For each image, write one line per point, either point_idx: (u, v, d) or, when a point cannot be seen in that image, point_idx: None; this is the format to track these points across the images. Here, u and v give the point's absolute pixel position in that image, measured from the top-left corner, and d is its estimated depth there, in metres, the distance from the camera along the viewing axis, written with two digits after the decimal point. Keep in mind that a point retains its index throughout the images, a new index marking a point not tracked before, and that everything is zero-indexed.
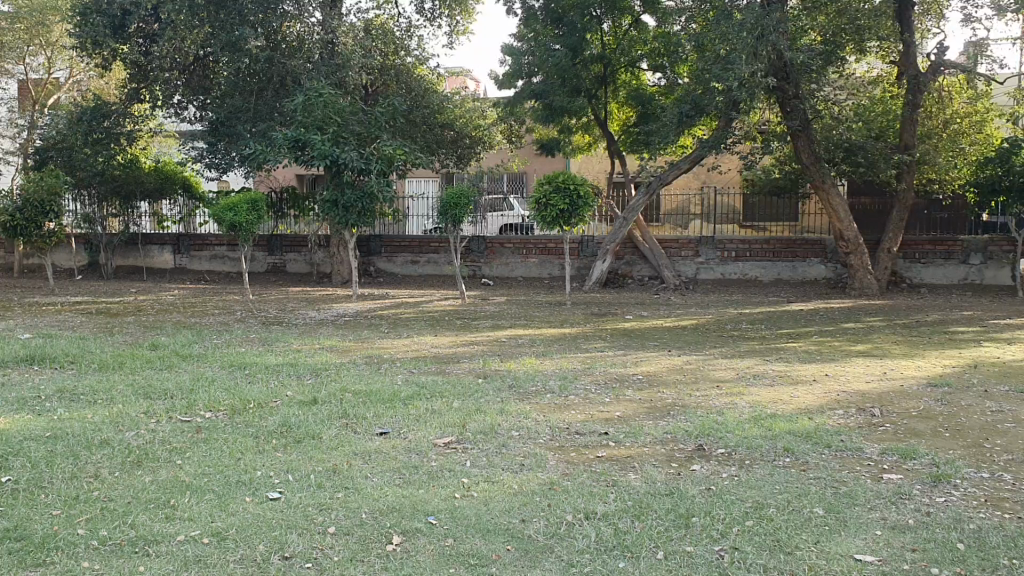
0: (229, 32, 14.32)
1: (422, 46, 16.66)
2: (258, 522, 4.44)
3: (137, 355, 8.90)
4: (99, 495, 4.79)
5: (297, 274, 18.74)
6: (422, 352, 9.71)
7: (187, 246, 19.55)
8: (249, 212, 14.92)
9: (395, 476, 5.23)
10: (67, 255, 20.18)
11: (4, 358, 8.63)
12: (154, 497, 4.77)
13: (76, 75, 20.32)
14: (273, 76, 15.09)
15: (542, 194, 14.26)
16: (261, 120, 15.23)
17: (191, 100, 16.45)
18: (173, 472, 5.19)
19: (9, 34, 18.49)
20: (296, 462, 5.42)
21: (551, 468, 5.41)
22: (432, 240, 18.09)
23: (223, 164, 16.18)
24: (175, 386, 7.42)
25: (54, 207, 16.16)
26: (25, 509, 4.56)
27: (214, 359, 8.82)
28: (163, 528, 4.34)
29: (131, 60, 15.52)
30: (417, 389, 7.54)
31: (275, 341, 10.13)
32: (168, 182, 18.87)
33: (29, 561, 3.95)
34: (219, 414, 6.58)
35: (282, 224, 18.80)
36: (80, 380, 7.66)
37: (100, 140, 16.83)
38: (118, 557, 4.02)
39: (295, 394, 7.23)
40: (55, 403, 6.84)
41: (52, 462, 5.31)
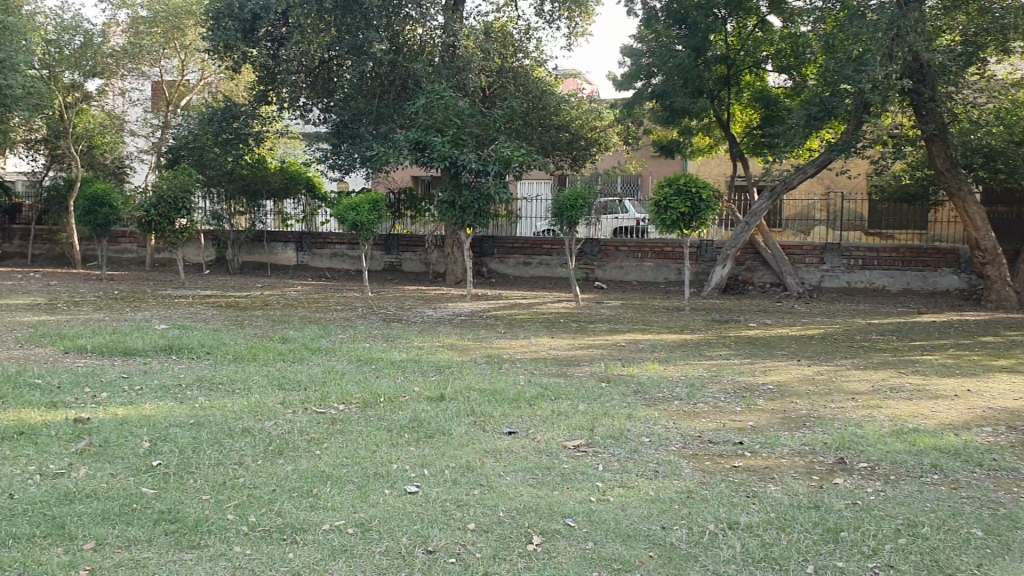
0: (355, 36, 14.58)
1: (541, 48, 16.65)
2: (399, 515, 4.48)
3: (269, 347, 9.14)
4: (245, 482, 4.91)
5: (412, 273, 19.04)
6: (542, 353, 9.69)
7: (308, 244, 20.08)
8: (370, 212, 15.13)
9: (529, 476, 5.20)
10: (197, 250, 21.00)
11: (145, 346, 9.00)
12: (297, 485, 4.87)
13: (207, 77, 21.25)
14: (395, 80, 15.27)
15: (662, 196, 14.03)
16: (383, 122, 15.45)
17: (316, 102, 16.76)
18: (312, 462, 5.29)
19: (147, 38, 19.45)
20: (430, 457, 5.45)
21: (688, 476, 5.30)
22: (546, 241, 18.11)
23: (346, 165, 16.30)
24: (309, 378, 7.61)
25: (186, 204, 16.80)
26: (177, 492, 4.71)
27: (342, 353, 9.01)
28: (308, 517, 4.41)
29: (260, 64, 16.02)
30: (541, 390, 7.52)
31: (398, 338, 10.29)
32: (293, 182, 19.41)
33: (184, 543, 4.07)
34: (352, 407, 6.70)
35: (399, 224, 19.20)
36: (217, 370, 7.94)
37: (229, 140, 17.46)
38: (266, 543, 4.11)
39: (422, 390, 7.30)
40: (196, 391, 7.09)
41: (198, 448, 5.49)
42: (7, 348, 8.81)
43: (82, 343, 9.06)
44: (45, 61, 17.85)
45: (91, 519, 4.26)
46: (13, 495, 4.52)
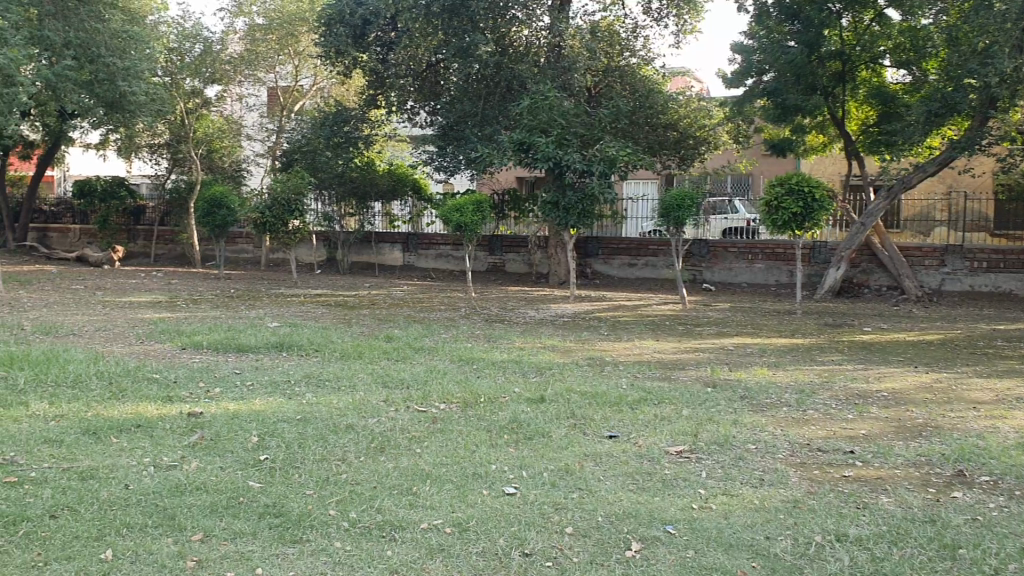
0: (462, 39, 14.75)
1: (648, 46, 16.45)
2: (497, 516, 4.47)
3: (374, 346, 9.32)
4: (348, 478, 5.00)
5: (516, 274, 19.11)
6: (646, 357, 9.55)
7: (414, 244, 20.36)
8: (474, 213, 15.24)
9: (629, 481, 5.12)
10: (309, 251, 21.56)
11: (257, 343, 9.29)
12: (398, 483, 4.92)
13: (320, 82, 21.83)
14: (500, 82, 15.34)
15: (773, 196, 13.70)
16: (488, 124, 15.54)
17: (423, 105, 16.98)
18: (413, 460, 5.35)
19: (263, 45, 20.19)
20: (529, 459, 5.44)
21: (794, 485, 5.12)
22: (651, 243, 17.89)
23: (452, 167, 16.52)
24: (411, 376, 7.71)
25: (298, 206, 17.28)
26: (283, 487, 4.83)
27: (444, 352, 9.10)
28: (407, 514, 4.45)
29: (370, 68, 16.35)
30: (644, 394, 7.41)
31: (500, 339, 10.33)
32: (400, 185, 19.78)
33: (287, 537, 4.16)
34: (452, 406, 6.75)
35: (503, 225, 19.28)
36: (325, 367, 8.12)
37: (340, 144, 17.90)
38: (366, 540, 4.16)
39: (522, 391, 7.30)
40: (304, 388, 7.27)
41: (304, 443, 5.62)
42: (129, 344, 9.23)
43: (198, 339, 9.42)
44: (167, 68, 18.78)
45: (199, 512, 4.41)
46: (129, 485, 4.72)
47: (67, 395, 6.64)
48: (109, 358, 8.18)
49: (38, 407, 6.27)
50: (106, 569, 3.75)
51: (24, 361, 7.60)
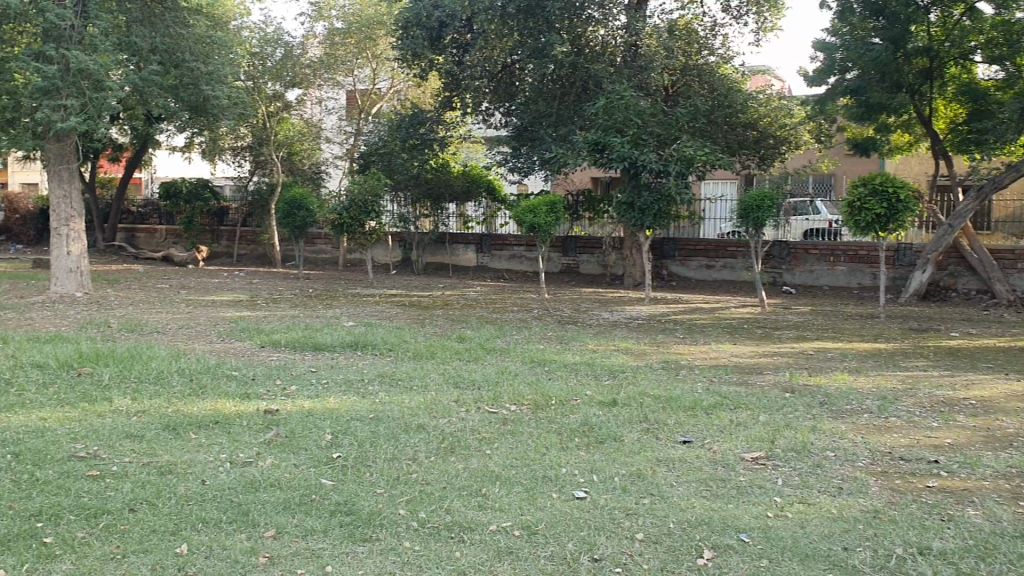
0: (537, 39, 14.74)
1: (727, 44, 16.18)
2: (567, 520, 4.43)
3: (446, 346, 9.36)
4: (418, 478, 5.01)
5: (590, 275, 19.02)
6: (721, 361, 9.37)
7: (488, 245, 20.42)
8: (548, 214, 15.20)
9: (702, 487, 5.02)
10: (385, 252, 21.81)
11: (332, 342, 9.42)
12: (467, 485, 4.92)
13: (397, 84, 21.97)
14: (576, 82, 15.26)
15: (856, 196, 13.34)
16: (563, 124, 15.47)
17: (498, 106, 17.00)
18: (483, 461, 5.34)
19: (341, 49, 20.39)
20: (601, 463, 5.38)
21: (875, 495, 4.95)
22: (729, 244, 17.60)
23: (525, 168, 16.56)
24: (483, 377, 7.71)
25: (375, 207, 17.48)
26: (354, 485, 4.86)
27: (517, 353, 9.09)
28: (476, 516, 4.44)
29: (446, 70, 16.46)
30: (719, 398, 7.27)
31: (572, 340, 10.27)
32: (474, 186, 19.88)
33: (357, 535, 4.19)
34: (523, 408, 6.73)
35: (578, 226, 19.21)
36: (398, 366, 8.19)
37: (416, 145, 18.10)
38: (435, 540, 4.16)
39: (595, 394, 7.24)
40: (377, 386, 7.34)
41: (375, 442, 5.66)
42: (209, 342, 9.45)
43: (276, 338, 9.60)
44: (250, 73, 19.45)
45: (272, 508, 4.47)
46: (205, 481, 4.81)
47: (149, 392, 6.82)
48: (190, 355, 8.38)
49: (121, 403, 6.45)
50: (182, 562, 3.82)
51: (109, 357, 7.84)
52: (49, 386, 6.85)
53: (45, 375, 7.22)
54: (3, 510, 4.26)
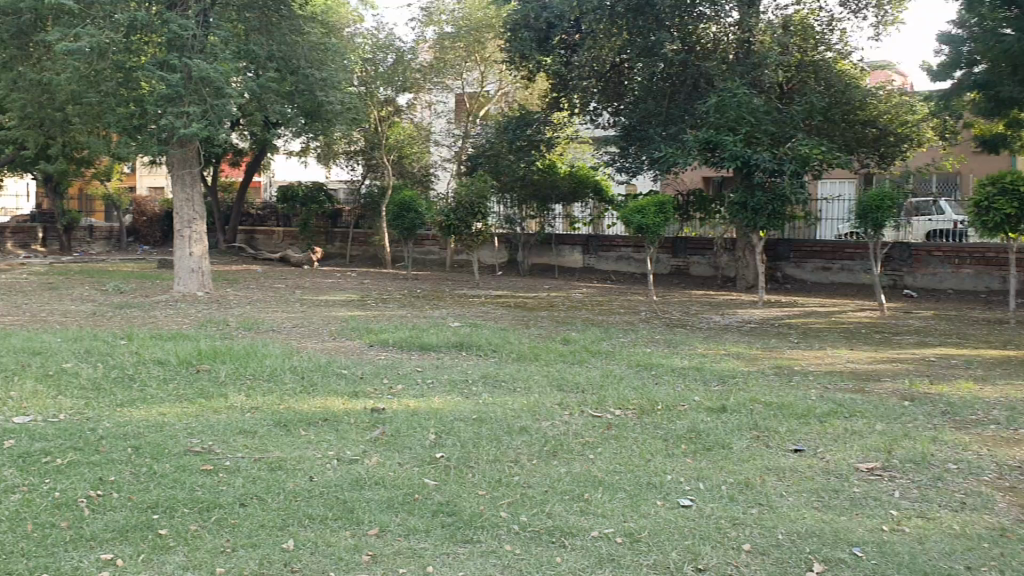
0: (647, 38, 14.64)
1: (845, 39, 15.61)
2: (671, 528, 4.33)
3: (551, 348, 9.33)
4: (520, 480, 5.00)
5: (701, 277, 18.71)
6: (837, 367, 9.04)
7: (596, 246, 20.33)
8: (657, 215, 14.99)
9: (813, 498, 4.84)
10: (491, 253, 21.96)
11: (438, 342, 9.51)
12: (569, 489, 4.87)
13: (505, 87, 21.95)
14: (687, 80, 15.03)
15: (983, 195, 12.71)
16: (673, 123, 15.23)
17: (607, 106, 16.84)
18: (586, 466, 5.28)
19: (451, 52, 20.69)
20: (708, 471, 5.24)
21: (1002, 512, 4.66)
22: (847, 246, 17.02)
23: (633, 168, 16.61)
24: (588, 381, 7.64)
25: (481, 209, 17.59)
26: (456, 486, 4.87)
27: (623, 356, 8.98)
28: (578, 521, 4.39)
29: (554, 71, 16.46)
30: (833, 406, 7.01)
31: (680, 344, 10.09)
32: (582, 187, 19.69)
33: (459, 536, 4.19)
34: (628, 413, 6.63)
35: (688, 227, 18.92)
36: (502, 368, 8.20)
37: (523, 147, 18.13)
38: (536, 544, 4.13)
39: (703, 400, 7.07)
40: (481, 388, 7.35)
41: (478, 443, 5.67)
42: (321, 340, 9.69)
43: (384, 337, 9.74)
44: (363, 78, 19.98)
45: (376, 506, 4.52)
46: (313, 477, 4.91)
47: (263, 388, 7.03)
48: (302, 353, 8.60)
49: (236, 399, 6.66)
50: (288, 558, 3.90)
51: (226, 354, 8.12)
52: (169, 382, 7.14)
53: (166, 370, 7.53)
54: (123, 501, 4.45)
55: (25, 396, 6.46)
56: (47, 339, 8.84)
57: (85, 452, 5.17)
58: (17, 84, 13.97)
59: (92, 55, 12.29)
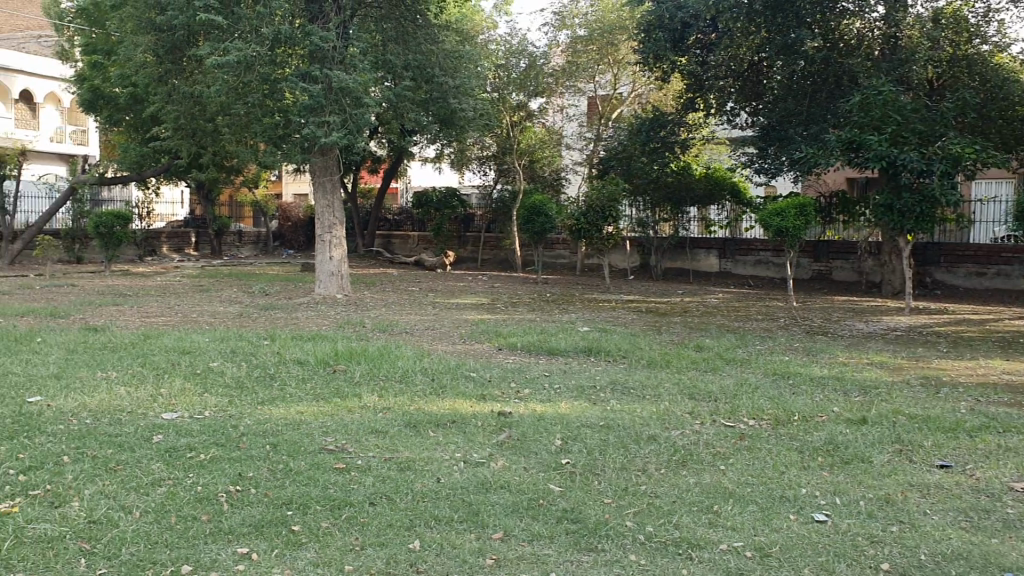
0: (785, 36, 14.31)
1: (1003, 31, 14.71)
2: (804, 544, 4.16)
3: (683, 355, 9.15)
4: (647, 489, 4.91)
5: (843, 282, 17.99)
6: (990, 379, 8.50)
7: (733, 250, 19.89)
8: (797, 217, 14.50)
9: (960, 518, 4.55)
10: (622, 256, 21.73)
11: (568, 347, 9.49)
12: (698, 500, 4.75)
13: (638, 89, 21.49)
14: (829, 77, 14.53)
15: None
16: (813, 123, 14.70)
17: (744, 106, 16.42)
18: (716, 478, 5.13)
19: (583, 56, 20.49)
20: (845, 485, 5.02)
21: None
22: (1004, 250, 16.03)
23: (772, 169, 16.05)
24: (720, 389, 7.45)
25: (613, 212, 17.45)
26: (581, 493, 4.84)
27: (758, 365, 8.72)
28: (706, 534, 4.27)
29: (688, 72, 16.36)
30: (986, 421, 6.57)
31: (820, 352, 9.72)
32: (718, 189, 19.34)
33: (583, 544, 4.15)
34: (763, 423, 6.42)
35: (831, 230, 18.22)
36: (632, 374, 8.09)
37: (656, 149, 17.87)
38: (662, 556, 4.04)
39: (841, 411, 6.78)
40: (609, 394, 7.28)
41: (605, 450, 5.61)
42: (452, 343, 9.83)
43: (514, 341, 9.79)
44: (495, 84, 20.45)
45: (502, 510, 4.53)
46: (440, 479, 4.97)
47: (395, 389, 7.18)
48: (433, 355, 8.75)
49: (369, 399, 6.83)
50: (414, 559, 3.95)
51: (361, 355, 8.35)
52: (307, 381, 7.40)
53: (304, 370, 7.80)
54: (259, 497, 4.61)
55: (174, 393, 6.80)
56: (196, 338, 9.30)
57: (226, 448, 5.40)
58: (173, 97, 14.82)
59: (240, 68, 12.91)
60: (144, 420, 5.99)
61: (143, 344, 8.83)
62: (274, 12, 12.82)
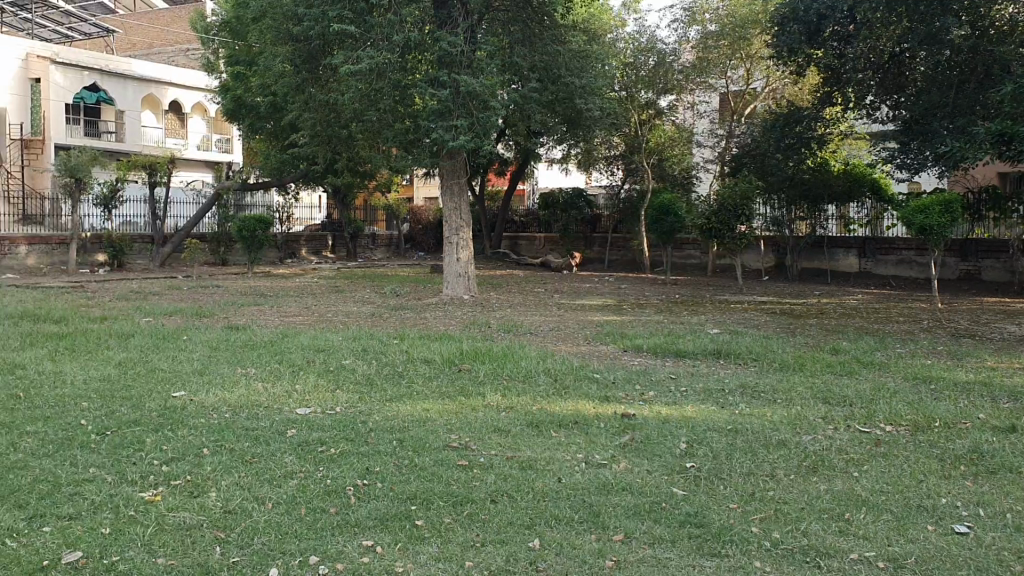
0: (929, 24, 13.60)
1: None
2: (943, 556, 3.94)
3: (818, 358, 8.84)
4: (775, 495, 4.77)
5: (993, 283, 16.98)
6: None
7: (873, 250, 19.10)
8: (942, 215, 13.79)
9: None
10: (756, 257, 21.17)
11: (696, 349, 9.31)
12: (829, 507, 4.57)
13: (772, 83, 21.18)
14: (976, 67, 13.72)
15: None
16: (960, 115, 13.86)
17: (885, 99, 15.79)
18: (849, 484, 4.93)
19: (715, 52, 20.16)
20: (991, 496, 4.72)
21: None
22: None
23: (914, 165, 15.48)
24: (856, 394, 7.16)
25: (745, 210, 17.04)
26: (706, 496, 4.75)
27: (899, 368, 8.32)
28: (836, 542, 4.11)
29: (825, 65, 15.77)
30: None
31: (967, 356, 9.20)
32: (857, 185, 18.71)
33: (706, 549, 4.06)
34: (901, 429, 6.13)
35: (979, 228, 17.37)
36: (762, 377, 7.88)
37: (791, 145, 17.35)
38: (789, 563, 3.91)
39: (989, 418, 6.40)
40: (738, 398, 7.10)
41: (732, 455, 5.47)
42: (577, 344, 9.78)
43: (640, 343, 9.69)
44: (623, 83, 20.31)
45: (624, 512, 4.48)
46: (562, 478, 4.97)
47: (518, 389, 7.21)
48: (557, 356, 8.74)
49: (492, 398, 6.90)
50: (533, 557, 3.95)
51: (486, 354, 8.45)
52: (433, 379, 7.54)
53: (431, 369, 7.94)
54: (385, 491, 4.73)
55: (307, 389, 7.05)
56: (328, 337, 9.61)
57: (355, 443, 5.57)
58: (310, 105, 15.38)
59: (372, 75, 13.28)
60: (279, 415, 6.23)
61: (280, 342, 9.19)
62: (405, 19, 13.14)
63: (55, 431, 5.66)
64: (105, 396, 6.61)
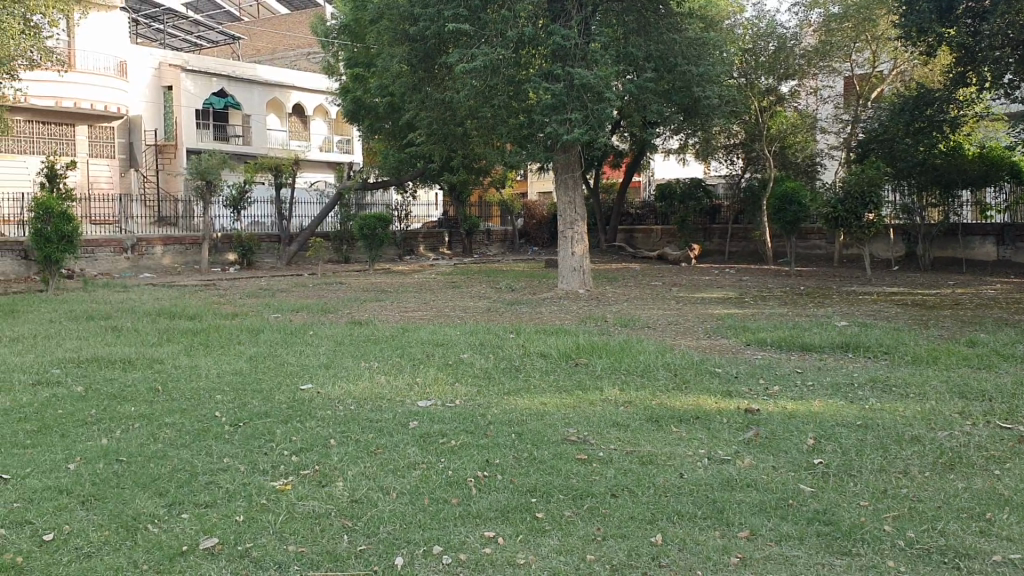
0: None
1: None
2: None
3: (953, 351, 8.42)
4: (909, 493, 4.56)
5: None
6: None
7: (1012, 237, 18.23)
8: None
9: None
10: (886, 246, 20.48)
11: (822, 343, 9.00)
12: (969, 506, 4.35)
13: (900, 65, 20.22)
14: None
15: None
16: None
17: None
18: (990, 483, 4.68)
19: (838, 34, 19.43)
20: None
21: None
22: None
23: None
24: (997, 388, 6.77)
25: (873, 198, 16.41)
26: (835, 494, 4.57)
27: None
28: (977, 543, 3.90)
29: (959, 44, 14.98)
30: None
31: None
32: (994, 168, 17.71)
33: (836, 547, 3.92)
34: None
35: None
36: (893, 371, 7.56)
37: (921, 129, 16.63)
38: (924, 564, 3.74)
39: None
40: (867, 392, 6.83)
41: (862, 451, 5.27)
42: (697, 339, 9.60)
43: (763, 337, 9.43)
44: (743, 69, 19.74)
45: (749, 509, 4.37)
46: (683, 475, 4.87)
47: (637, 384, 7.13)
48: (676, 351, 8.60)
49: (610, 392, 6.85)
50: (656, 552, 3.90)
51: (603, 349, 8.38)
52: (551, 374, 7.52)
53: (548, 364, 7.94)
54: (505, 483, 4.75)
55: (428, 383, 7.17)
56: (446, 332, 9.74)
57: (475, 435, 5.61)
58: (426, 104, 15.60)
59: (487, 73, 13.38)
60: (402, 407, 6.35)
61: (401, 336, 9.36)
62: (518, 15, 13.17)
63: (191, 423, 5.91)
64: (237, 389, 6.87)
